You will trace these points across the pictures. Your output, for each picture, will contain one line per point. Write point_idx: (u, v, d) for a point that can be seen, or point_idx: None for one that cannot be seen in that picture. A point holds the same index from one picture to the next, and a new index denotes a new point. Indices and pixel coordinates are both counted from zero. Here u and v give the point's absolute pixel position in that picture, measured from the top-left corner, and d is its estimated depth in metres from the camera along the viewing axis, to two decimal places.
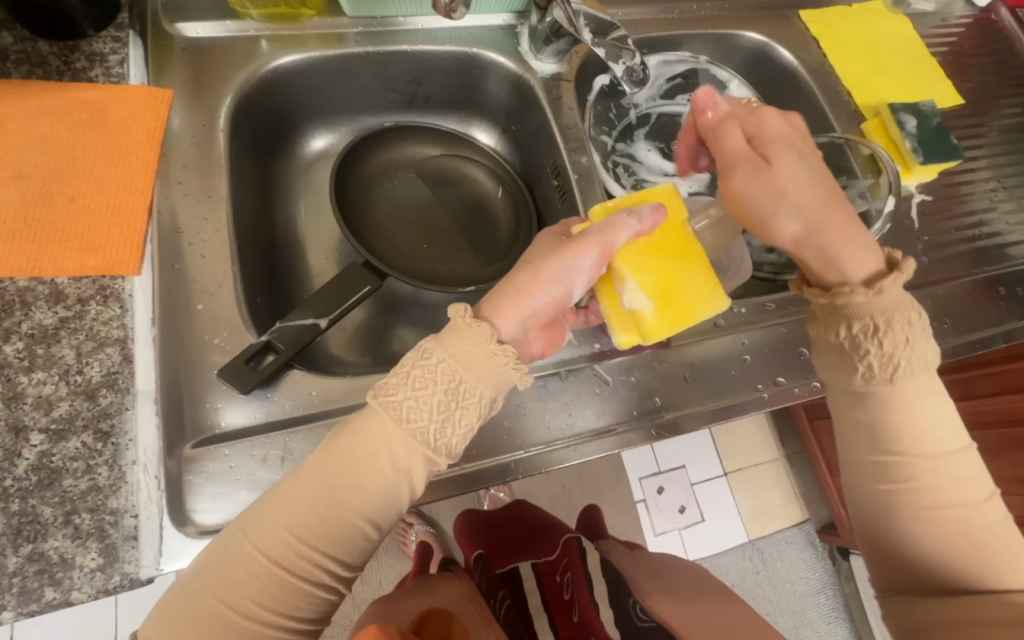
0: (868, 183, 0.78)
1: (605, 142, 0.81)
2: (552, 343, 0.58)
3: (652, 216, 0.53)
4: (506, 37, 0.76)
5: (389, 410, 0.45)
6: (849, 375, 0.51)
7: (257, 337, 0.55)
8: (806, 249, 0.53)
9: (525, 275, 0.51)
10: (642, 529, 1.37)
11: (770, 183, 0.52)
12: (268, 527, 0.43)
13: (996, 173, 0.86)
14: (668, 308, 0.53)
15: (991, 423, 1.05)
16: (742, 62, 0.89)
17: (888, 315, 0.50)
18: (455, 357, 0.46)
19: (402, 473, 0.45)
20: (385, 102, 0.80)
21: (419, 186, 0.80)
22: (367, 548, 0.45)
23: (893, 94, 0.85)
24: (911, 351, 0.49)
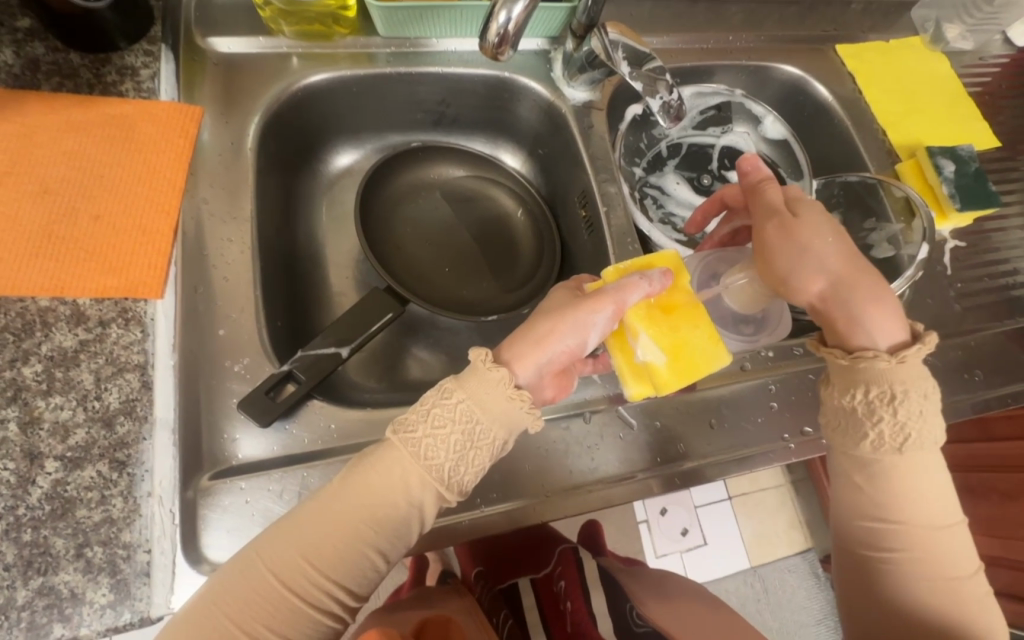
0: (899, 228, 0.77)
1: (636, 173, 0.80)
2: (561, 389, 0.55)
3: (662, 276, 0.52)
4: (539, 62, 0.76)
5: (408, 446, 0.43)
6: (856, 441, 0.49)
7: (279, 366, 0.54)
8: (832, 316, 0.51)
9: (543, 324, 0.49)
10: (643, 550, 1.35)
11: (802, 250, 0.51)
12: (284, 551, 0.41)
13: None
14: (680, 362, 0.52)
15: (1005, 467, 1.06)
16: (775, 95, 0.88)
17: (907, 384, 0.48)
18: (474, 398, 0.44)
19: (415, 510, 0.43)
20: (413, 121, 0.79)
21: (443, 206, 0.80)
22: (376, 578, 0.44)
23: (929, 135, 0.83)
24: (924, 423, 0.47)
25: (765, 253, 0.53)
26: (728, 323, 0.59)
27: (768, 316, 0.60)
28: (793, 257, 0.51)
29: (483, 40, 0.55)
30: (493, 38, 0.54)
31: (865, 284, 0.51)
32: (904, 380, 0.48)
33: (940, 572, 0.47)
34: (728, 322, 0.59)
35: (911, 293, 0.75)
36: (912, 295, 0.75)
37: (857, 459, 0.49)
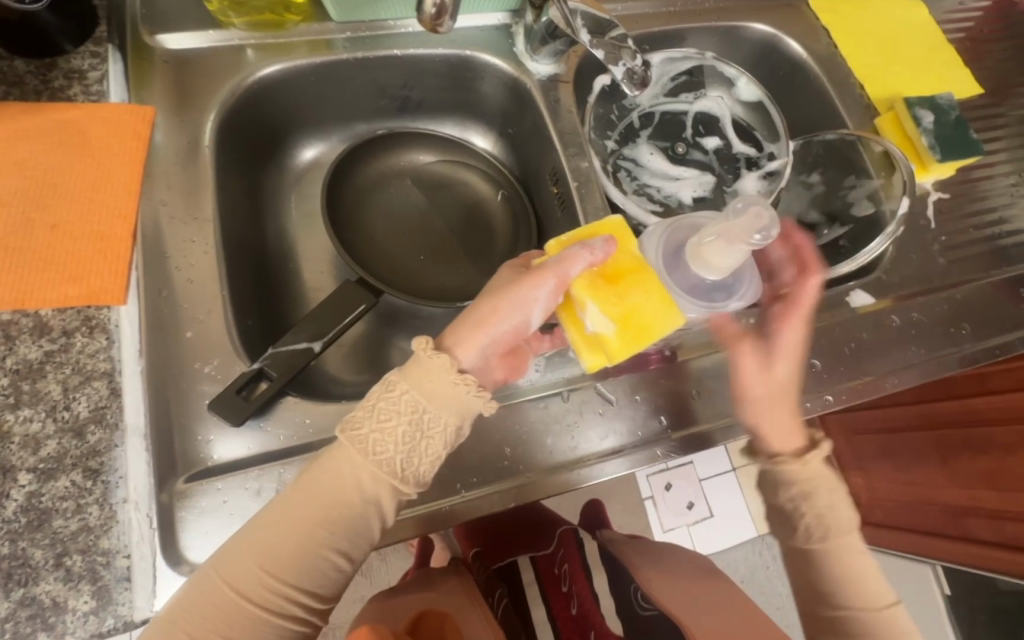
0: (879, 183, 0.75)
1: (607, 145, 0.77)
2: (514, 370, 0.56)
3: (606, 244, 0.52)
4: (501, 38, 0.74)
5: (355, 444, 0.44)
6: (792, 532, 0.57)
7: (249, 365, 0.54)
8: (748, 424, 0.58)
9: (485, 306, 0.50)
10: (650, 526, 1.37)
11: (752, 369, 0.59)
12: (239, 562, 0.42)
13: (1016, 166, 0.83)
14: (629, 330, 0.51)
15: (1005, 419, 1.09)
16: (748, 55, 0.86)
17: (819, 484, 0.56)
18: (419, 388, 0.45)
19: (372, 505, 0.44)
20: (377, 108, 0.78)
21: (414, 194, 0.79)
22: (342, 577, 0.45)
23: (909, 85, 0.81)
24: (836, 514, 0.56)
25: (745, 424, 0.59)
26: (689, 288, 0.56)
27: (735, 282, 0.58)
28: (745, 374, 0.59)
29: (420, 14, 0.52)
30: (429, 9, 0.51)
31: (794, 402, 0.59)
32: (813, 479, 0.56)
33: None
34: (689, 286, 0.56)
35: (894, 250, 0.74)
36: (895, 253, 0.73)
37: (802, 539, 0.57)
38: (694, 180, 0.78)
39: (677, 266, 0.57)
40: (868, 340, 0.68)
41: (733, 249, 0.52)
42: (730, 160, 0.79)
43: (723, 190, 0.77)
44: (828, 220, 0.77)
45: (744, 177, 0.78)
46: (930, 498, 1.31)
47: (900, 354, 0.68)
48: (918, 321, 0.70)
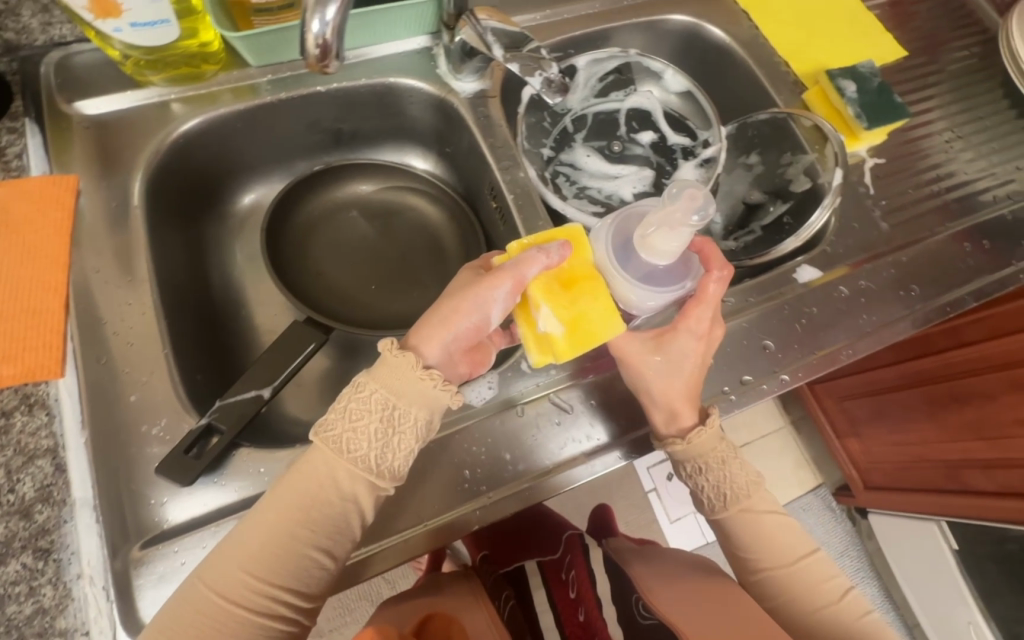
0: (814, 157, 0.76)
1: (543, 153, 0.78)
2: (478, 363, 0.57)
3: (561, 248, 0.52)
4: (423, 61, 0.74)
5: (330, 444, 0.48)
6: (701, 502, 0.63)
7: (199, 419, 0.53)
8: (651, 409, 0.60)
9: (446, 306, 0.52)
10: (658, 518, 1.54)
11: (658, 362, 0.58)
12: (225, 567, 0.45)
13: (950, 122, 0.84)
14: (577, 334, 0.53)
15: (985, 368, 1.11)
16: (673, 47, 0.87)
17: (708, 459, 0.60)
18: (388, 386, 0.49)
19: (350, 501, 0.48)
20: (312, 144, 0.78)
21: (360, 224, 0.80)
22: (325, 575, 0.48)
23: (833, 57, 0.82)
24: (730, 482, 0.61)
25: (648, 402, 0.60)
26: (639, 277, 0.55)
27: (683, 267, 0.57)
28: (648, 367, 0.59)
29: (303, 55, 0.49)
30: (313, 50, 0.49)
31: (690, 395, 0.59)
32: (711, 454, 0.60)
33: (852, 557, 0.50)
34: (638, 274, 0.55)
35: (836, 220, 0.74)
36: (837, 224, 0.74)
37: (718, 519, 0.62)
38: (633, 176, 0.78)
39: (624, 255, 0.56)
40: (818, 315, 0.69)
41: (677, 235, 0.52)
42: (666, 152, 0.80)
43: (662, 182, 0.78)
44: (770, 198, 0.79)
45: (682, 167, 0.78)
46: (924, 454, 1.31)
47: (853, 324, 0.69)
48: (866, 288, 0.71)
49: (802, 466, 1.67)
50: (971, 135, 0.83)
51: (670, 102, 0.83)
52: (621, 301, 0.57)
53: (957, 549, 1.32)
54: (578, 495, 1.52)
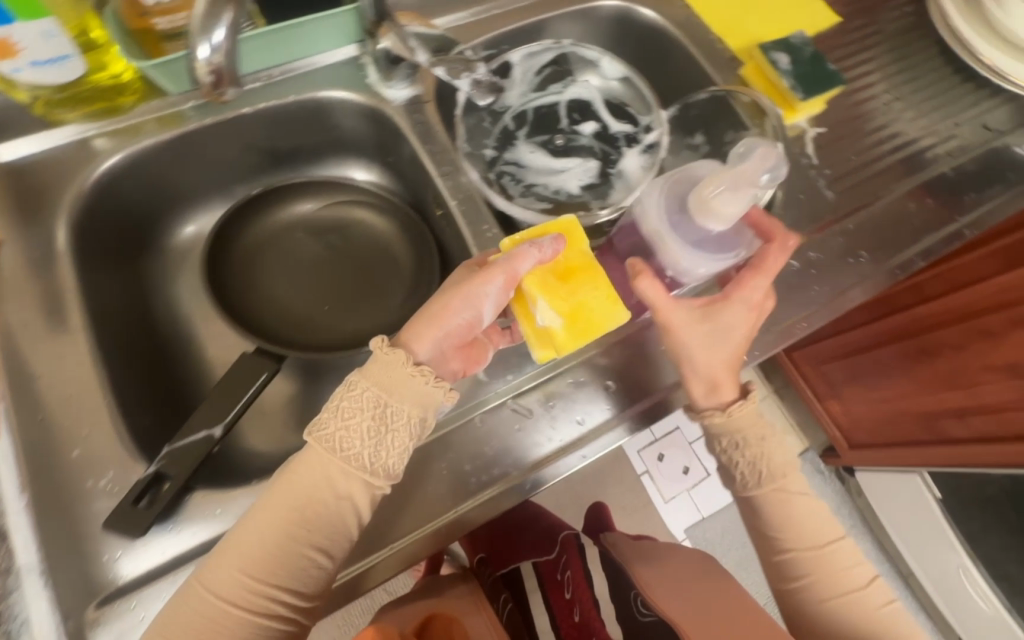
0: (755, 132, 0.76)
1: (486, 154, 0.77)
2: (473, 361, 0.58)
3: (554, 242, 0.54)
4: (352, 72, 0.72)
5: (323, 443, 0.49)
6: (733, 477, 0.65)
7: (148, 468, 0.52)
8: (693, 379, 0.61)
9: (437, 303, 0.54)
10: (652, 499, 1.56)
11: (709, 335, 0.58)
12: (223, 571, 0.47)
13: (889, 84, 0.84)
14: (578, 325, 0.54)
15: (952, 320, 1.15)
16: (607, 33, 0.87)
17: (745, 433, 0.61)
18: (380, 384, 0.50)
19: (347, 500, 0.49)
20: (249, 167, 0.76)
21: (309, 243, 0.78)
22: (323, 575, 0.50)
23: (766, 30, 0.82)
24: (767, 460, 0.62)
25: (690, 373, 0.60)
26: (697, 242, 0.55)
27: (738, 234, 0.57)
28: (696, 341, 0.58)
29: (195, 82, 0.49)
30: (205, 77, 0.48)
31: (732, 368, 0.61)
32: (749, 425, 0.61)
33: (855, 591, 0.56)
34: (696, 240, 0.55)
35: (783, 193, 0.74)
36: (783, 198, 0.74)
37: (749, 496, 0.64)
38: (578, 168, 0.77)
39: (682, 221, 0.56)
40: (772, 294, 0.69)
41: (739, 197, 0.51)
42: (610, 140, 0.79)
43: (608, 172, 0.77)
44: None
45: (626, 155, 0.78)
46: (901, 409, 1.34)
47: (805, 296, 0.69)
48: (816, 259, 0.71)
49: (788, 432, 1.70)
50: (909, 95, 0.84)
51: (607, 89, 0.81)
52: (673, 266, 0.57)
53: (941, 498, 1.33)
54: (571, 486, 1.54)
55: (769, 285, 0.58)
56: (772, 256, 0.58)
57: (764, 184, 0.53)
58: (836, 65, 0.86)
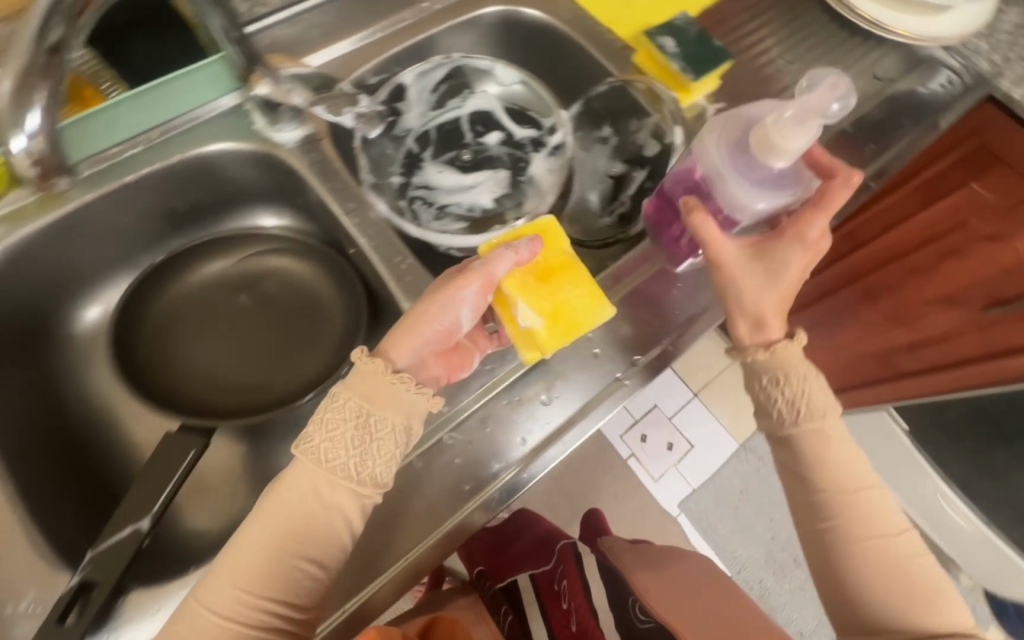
0: (656, 118, 0.77)
1: (393, 182, 0.75)
2: (455, 367, 0.60)
3: (530, 245, 0.58)
4: (237, 120, 0.70)
5: (310, 456, 0.52)
6: (770, 416, 0.61)
7: (73, 578, 0.51)
8: (739, 318, 0.60)
9: (415, 312, 0.56)
10: (642, 479, 1.56)
11: (764, 271, 0.58)
12: (219, 590, 0.49)
13: (781, 48, 0.85)
14: (559, 324, 0.58)
15: (887, 260, 1.17)
16: (497, 39, 0.86)
17: (788, 370, 0.59)
18: (361, 395, 0.53)
19: (336, 511, 0.51)
20: (149, 233, 0.73)
21: (228, 300, 0.75)
22: (318, 586, 0.52)
23: (651, 14, 0.82)
24: (809, 397, 0.59)
25: (743, 311, 0.60)
26: (756, 180, 0.57)
27: (800, 171, 0.58)
28: (749, 277, 0.59)
29: (26, 175, 0.60)
30: (29, 169, 0.59)
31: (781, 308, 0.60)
32: (795, 365, 0.59)
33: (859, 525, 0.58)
34: (757, 177, 0.57)
35: None
36: None
37: (782, 434, 0.60)
38: (489, 182, 0.76)
39: (741, 160, 0.57)
40: (683, 278, 0.71)
41: (806, 130, 0.53)
42: (517, 148, 0.78)
43: (519, 181, 0.76)
44: (630, 166, 0.79)
45: (534, 161, 0.77)
46: (858, 353, 1.37)
47: None
48: None
49: None
50: (801, 56, 0.85)
51: (509, 94, 0.80)
52: (729, 206, 0.59)
53: (909, 429, 1.37)
54: (558, 486, 1.54)
55: (827, 223, 0.58)
56: (842, 190, 0.57)
57: (829, 115, 0.54)
58: (727, 38, 0.86)
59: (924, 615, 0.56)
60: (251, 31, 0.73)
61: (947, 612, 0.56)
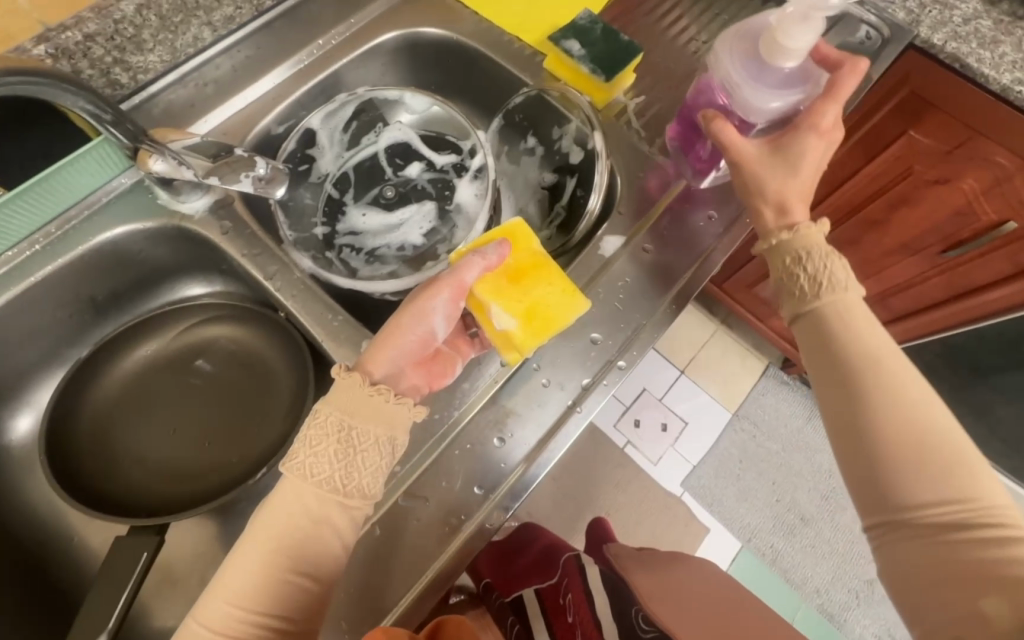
0: (576, 123, 0.74)
1: (318, 234, 0.72)
2: (436, 376, 0.58)
3: (499, 249, 0.57)
4: (141, 198, 0.67)
5: (297, 472, 0.49)
6: (793, 296, 0.57)
7: None
8: (761, 202, 0.61)
9: (388, 324, 0.55)
10: (642, 464, 1.55)
11: (782, 154, 0.60)
12: (213, 606, 0.47)
13: (705, 20, 0.80)
14: (533, 322, 0.57)
15: (845, 217, 1.11)
16: (407, 62, 0.83)
17: (810, 247, 0.57)
18: (342, 409, 0.51)
19: (325, 525, 0.49)
20: (75, 328, 0.70)
21: (167, 380, 0.72)
22: (308, 598, 0.49)
23: (557, 16, 0.79)
24: (832, 271, 0.55)
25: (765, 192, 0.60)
26: (769, 82, 0.60)
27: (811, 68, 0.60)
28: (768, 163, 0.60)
29: None
30: None
31: (804, 197, 0.60)
32: (819, 245, 0.57)
33: (897, 403, 0.50)
34: (769, 79, 0.59)
35: (623, 177, 0.72)
36: (623, 182, 0.71)
37: (807, 310, 0.56)
38: (416, 217, 0.74)
39: (753, 67, 0.60)
40: (630, 287, 0.66)
41: (810, 26, 0.55)
42: (440, 177, 0.75)
43: (447, 211, 0.73)
44: (561, 175, 0.77)
45: (459, 187, 0.74)
46: None
47: (675, 272, 0.67)
48: (670, 237, 0.68)
49: (749, 355, 1.68)
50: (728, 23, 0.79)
51: (424, 120, 0.77)
52: (746, 112, 0.62)
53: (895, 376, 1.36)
54: (554, 496, 1.51)
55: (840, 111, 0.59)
56: (852, 78, 0.59)
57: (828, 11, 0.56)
58: (647, 19, 0.80)
59: (955, 499, 0.47)
60: (125, 108, 0.68)
61: (989, 495, 0.47)
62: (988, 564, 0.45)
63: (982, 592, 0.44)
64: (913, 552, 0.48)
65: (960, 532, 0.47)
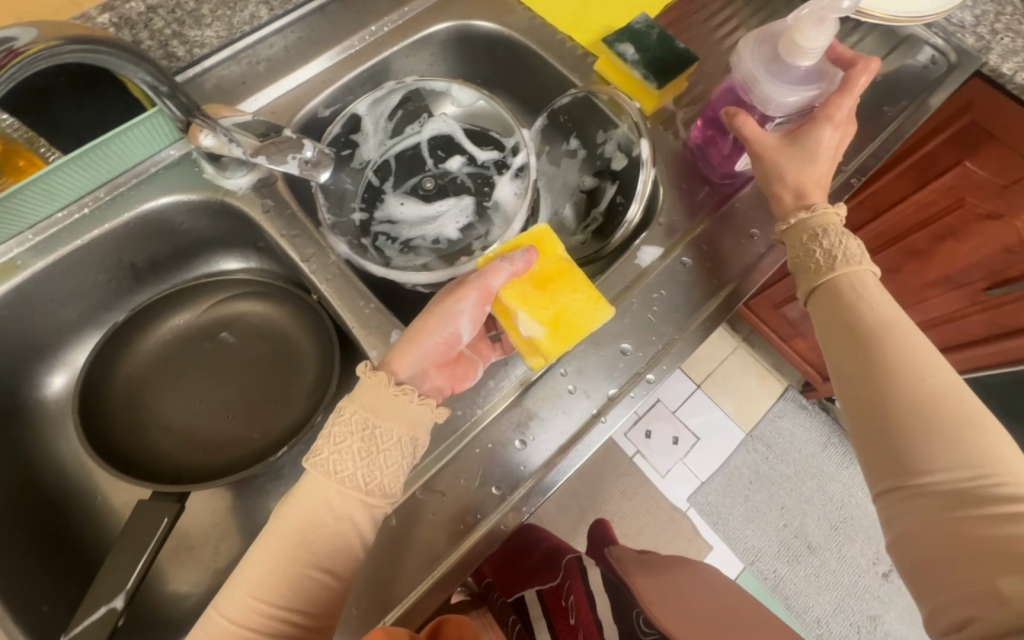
0: (623, 129, 0.73)
1: (355, 220, 0.72)
2: (460, 377, 0.58)
3: (525, 255, 0.57)
4: (186, 171, 0.68)
5: (320, 468, 0.50)
6: (807, 269, 0.57)
7: None
8: (779, 191, 0.61)
9: (417, 323, 0.55)
10: (650, 476, 1.54)
11: (805, 152, 0.60)
12: (233, 598, 0.48)
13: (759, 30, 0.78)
14: (560, 330, 0.57)
15: (887, 243, 1.08)
16: (455, 53, 0.83)
17: (825, 224, 0.58)
18: (366, 408, 0.51)
19: (349, 519, 0.49)
20: (113, 293, 0.72)
21: (196, 348, 0.73)
22: (330, 595, 0.50)
23: (609, 18, 0.78)
24: (844, 246, 0.57)
25: (785, 179, 0.60)
26: (788, 76, 0.60)
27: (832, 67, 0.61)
28: (795, 158, 0.60)
29: None
30: None
31: (821, 184, 0.61)
32: (835, 224, 0.58)
33: (909, 369, 0.49)
34: (788, 75, 0.60)
35: (664, 187, 0.70)
36: (664, 192, 0.70)
37: (824, 281, 0.56)
38: (453, 210, 0.73)
39: (774, 60, 0.60)
40: (664, 300, 0.65)
41: (826, 28, 0.55)
42: (480, 172, 0.75)
43: (485, 207, 0.73)
44: (601, 179, 0.76)
45: (499, 184, 0.73)
46: None
47: (711, 289, 0.65)
48: (707, 252, 0.67)
49: (768, 375, 1.65)
50: None
51: (468, 113, 0.77)
52: (764, 104, 0.62)
53: None
54: (561, 501, 1.51)
55: (854, 106, 0.60)
56: (868, 73, 0.59)
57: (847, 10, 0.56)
58: (701, 25, 0.79)
59: (970, 465, 0.45)
60: (180, 80, 0.69)
61: (1005, 459, 0.45)
62: (1002, 534, 0.43)
63: (1001, 571, 0.42)
64: (922, 520, 0.46)
65: (972, 495, 0.45)
